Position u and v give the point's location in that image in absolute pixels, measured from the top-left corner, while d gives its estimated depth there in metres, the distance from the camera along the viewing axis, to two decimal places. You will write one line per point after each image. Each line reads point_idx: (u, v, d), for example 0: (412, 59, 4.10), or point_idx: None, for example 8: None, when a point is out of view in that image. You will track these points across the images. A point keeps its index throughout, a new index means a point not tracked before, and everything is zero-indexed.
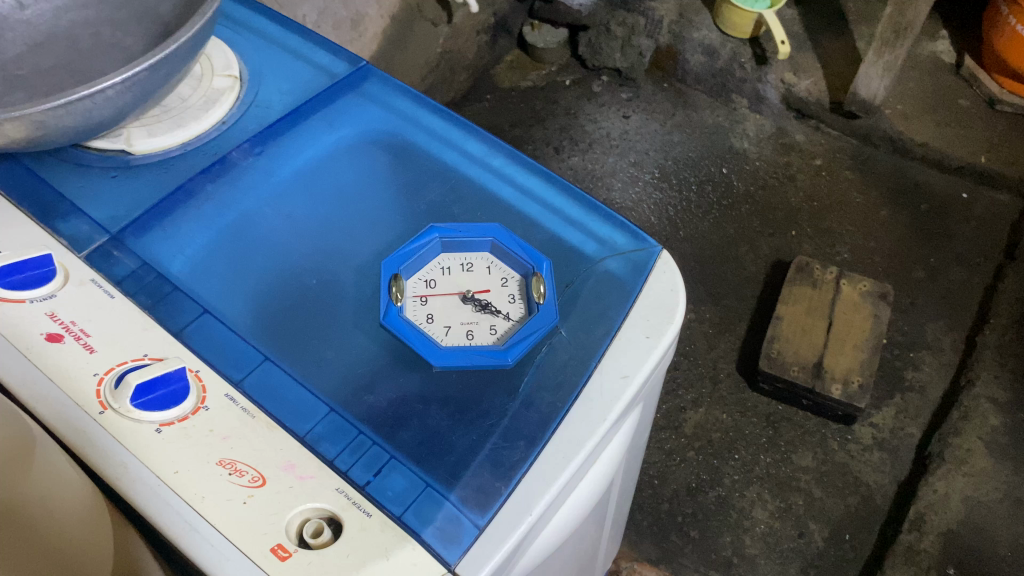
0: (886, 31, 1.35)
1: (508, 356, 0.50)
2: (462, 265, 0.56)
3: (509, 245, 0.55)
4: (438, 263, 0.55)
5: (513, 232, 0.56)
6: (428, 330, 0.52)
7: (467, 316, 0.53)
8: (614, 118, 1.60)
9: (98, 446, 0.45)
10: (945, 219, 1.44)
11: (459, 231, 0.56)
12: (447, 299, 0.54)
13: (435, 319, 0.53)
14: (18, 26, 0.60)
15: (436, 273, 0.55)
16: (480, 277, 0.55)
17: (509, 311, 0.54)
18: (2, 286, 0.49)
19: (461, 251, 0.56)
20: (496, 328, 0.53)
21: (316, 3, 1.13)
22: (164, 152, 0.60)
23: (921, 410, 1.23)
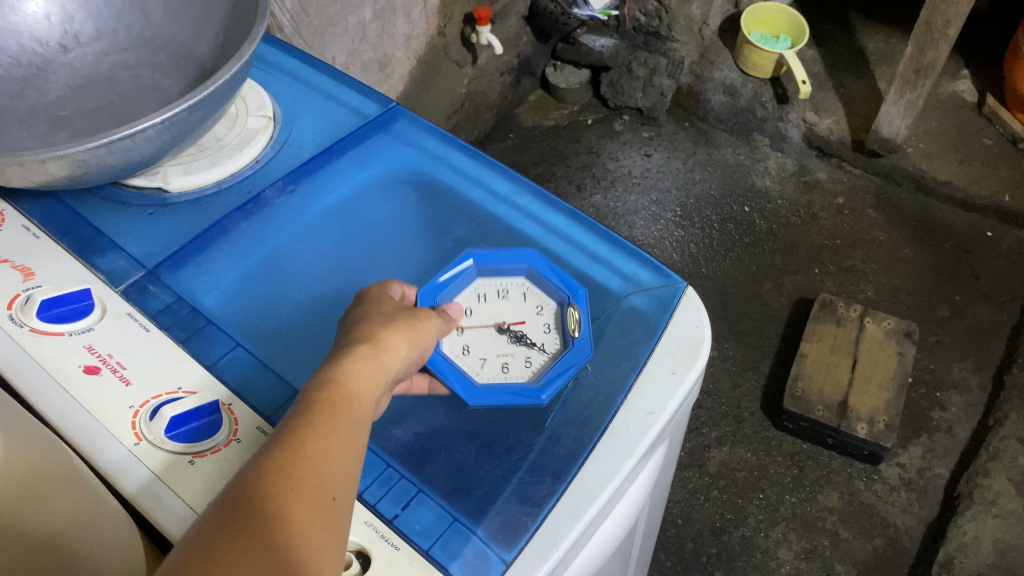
0: (907, 70, 1.36)
1: (543, 394, 0.50)
2: (498, 292, 0.56)
3: (544, 272, 0.55)
4: (474, 289, 0.55)
5: (548, 259, 0.56)
6: (463, 363, 0.52)
7: (502, 348, 0.53)
8: (635, 156, 1.62)
9: (136, 477, 0.45)
10: (970, 258, 1.43)
11: (496, 258, 0.55)
12: (481, 328, 0.54)
13: (470, 350, 0.53)
14: (61, 68, 0.62)
15: (472, 299, 0.55)
16: (516, 306, 0.55)
17: (544, 342, 0.54)
18: (46, 318, 0.51)
19: (496, 277, 0.56)
20: (530, 362, 0.53)
21: (345, 45, 1.16)
22: (199, 190, 0.62)
23: (949, 450, 1.22)
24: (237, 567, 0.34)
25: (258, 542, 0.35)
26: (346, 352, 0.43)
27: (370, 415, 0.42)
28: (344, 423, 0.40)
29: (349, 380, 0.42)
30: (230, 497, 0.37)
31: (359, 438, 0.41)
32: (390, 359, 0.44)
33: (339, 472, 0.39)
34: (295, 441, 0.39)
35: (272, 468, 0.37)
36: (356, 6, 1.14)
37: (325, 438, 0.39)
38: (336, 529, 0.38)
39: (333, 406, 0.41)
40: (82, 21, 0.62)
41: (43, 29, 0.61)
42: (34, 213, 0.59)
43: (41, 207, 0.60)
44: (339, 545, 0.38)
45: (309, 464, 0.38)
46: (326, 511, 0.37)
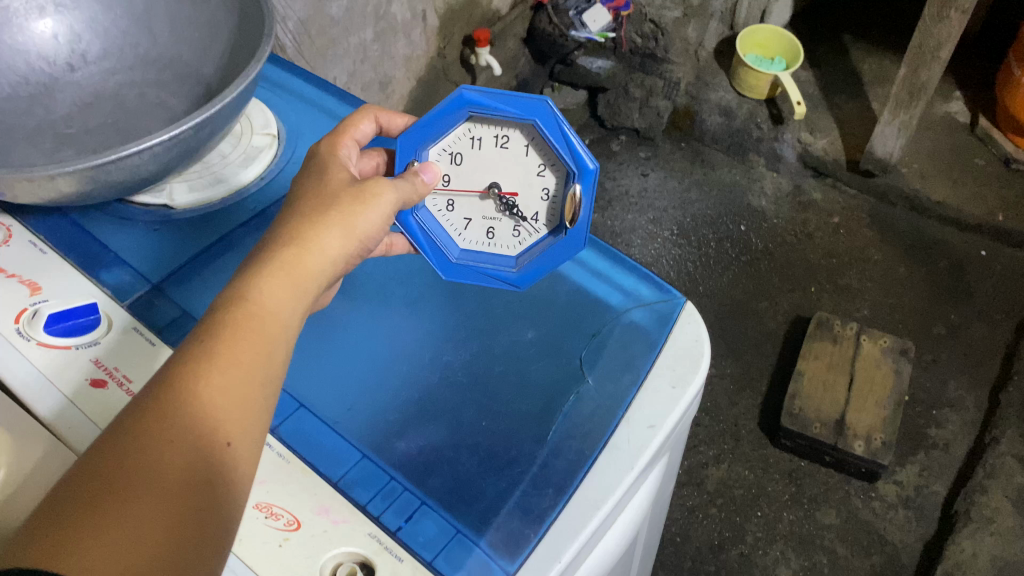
0: (901, 91, 1.38)
1: (521, 283, 0.55)
2: (496, 138, 0.50)
3: (551, 137, 0.49)
4: (466, 132, 0.50)
5: (558, 113, 0.49)
6: (446, 222, 0.54)
7: (491, 212, 0.53)
8: (633, 176, 1.63)
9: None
10: (964, 276, 1.44)
11: (493, 105, 0.48)
12: (471, 186, 0.52)
13: (456, 206, 0.54)
14: (67, 87, 0.63)
15: (465, 144, 0.51)
16: (513, 158, 0.51)
17: (537, 213, 0.53)
18: (53, 332, 0.51)
19: (494, 123, 0.50)
20: (519, 231, 0.54)
21: (346, 66, 1.17)
22: (205, 207, 0.63)
23: (946, 467, 1.22)
24: (142, 472, 0.35)
25: (166, 452, 0.36)
26: (264, 262, 0.44)
27: (287, 326, 0.43)
28: (258, 334, 0.41)
29: (263, 295, 0.42)
30: (137, 405, 0.37)
31: (270, 342, 0.41)
32: (313, 266, 0.45)
33: (250, 383, 0.40)
34: (208, 350, 0.39)
35: (181, 377, 0.38)
36: (358, 27, 1.15)
37: (238, 349, 0.40)
38: (247, 438, 0.39)
39: (246, 318, 0.41)
40: (89, 40, 0.63)
41: (50, 48, 0.61)
42: (41, 228, 0.60)
43: (48, 223, 0.60)
44: (249, 454, 0.39)
45: (221, 374, 0.39)
46: (236, 420, 0.38)
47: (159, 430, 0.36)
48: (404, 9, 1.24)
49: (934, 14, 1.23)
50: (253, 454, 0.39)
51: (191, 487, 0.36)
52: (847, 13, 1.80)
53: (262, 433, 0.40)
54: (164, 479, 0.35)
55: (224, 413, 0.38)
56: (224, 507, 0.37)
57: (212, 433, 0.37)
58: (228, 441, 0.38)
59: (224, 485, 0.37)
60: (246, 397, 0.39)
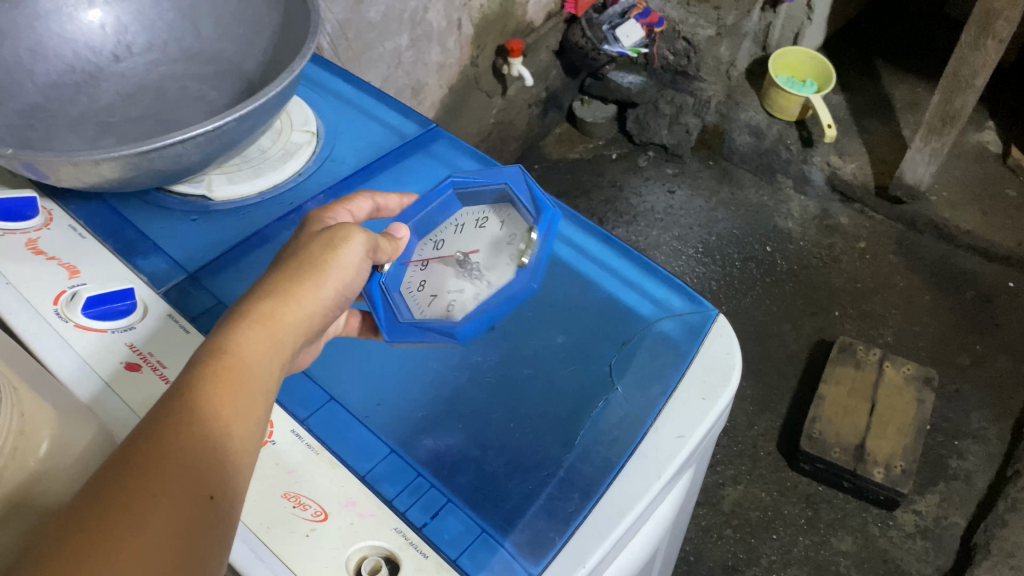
0: (934, 119, 1.37)
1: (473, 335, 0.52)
2: (477, 221, 0.56)
3: (520, 192, 0.54)
4: (451, 220, 0.57)
5: (531, 179, 0.55)
6: (411, 299, 0.53)
7: (456, 283, 0.54)
8: (659, 193, 1.63)
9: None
10: (991, 307, 1.43)
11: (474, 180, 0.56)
12: (444, 259, 0.55)
13: (425, 286, 0.54)
14: (112, 77, 0.64)
15: (450, 230, 0.57)
16: (485, 231, 0.56)
17: (497, 276, 0.54)
18: (90, 314, 0.52)
19: (475, 204, 0.57)
20: (479, 296, 0.53)
21: (381, 70, 1.19)
22: (243, 200, 0.64)
23: (966, 499, 1.20)
24: (125, 530, 0.31)
25: (148, 509, 0.32)
26: (242, 315, 0.42)
27: (269, 380, 0.41)
28: (237, 388, 0.39)
29: (243, 346, 0.40)
30: (111, 460, 0.34)
31: (251, 394, 0.39)
32: (296, 320, 0.43)
33: (230, 440, 0.37)
34: (188, 403, 0.37)
35: (158, 430, 0.35)
36: (394, 33, 1.16)
37: (217, 402, 0.38)
38: (227, 497, 0.36)
39: (225, 371, 0.39)
40: (136, 31, 0.64)
41: (98, 38, 0.63)
42: (81, 215, 0.60)
43: (88, 208, 0.61)
44: (231, 515, 0.36)
45: (200, 428, 0.36)
46: (216, 476, 0.36)
47: (139, 484, 0.33)
48: (440, 16, 1.25)
49: (970, 42, 1.23)
50: (235, 515, 0.36)
51: (176, 546, 0.32)
52: (881, 39, 1.80)
53: (243, 493, 0.37)
54: (146, 538, 0.32)
55: (205, 469, 0.35)
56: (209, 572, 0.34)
57: (194, 488, 0.34)
58: (211, 495, 0.35)
59: (207, 547, 0.34)
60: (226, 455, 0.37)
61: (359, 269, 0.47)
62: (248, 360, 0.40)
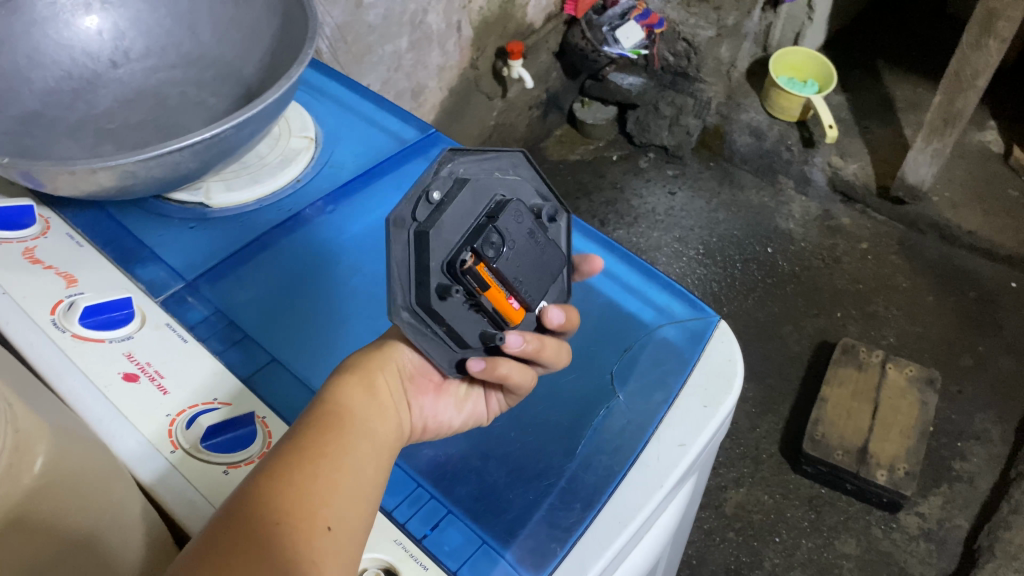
0: (935, 119, 1.36)
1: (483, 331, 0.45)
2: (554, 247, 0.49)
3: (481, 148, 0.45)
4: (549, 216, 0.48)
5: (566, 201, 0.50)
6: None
7: None
8: (660, 194, 1.63)
9: (171, 484, 0.45)
10: (994, 308, 1.42)
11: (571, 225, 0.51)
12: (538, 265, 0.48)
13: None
14: (111, 83, 0.63)
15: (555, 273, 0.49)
16: None
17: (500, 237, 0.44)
18: (88, 324, 0.51)
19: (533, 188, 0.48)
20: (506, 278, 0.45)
21: (380, 73, 1.18)
22: (240, 207, 0.63)
23: (970, 501, 1.20)
24: (246, 560, 0.35)
25: (263, 540, 0.36)
26: (340, 371, 0.46)
27: (375, 421, 0.44)
28: (344, 431, 0.42)
29: (343, 397, 0.44)
30: (233, 502, 0.38)
31: (356, 437, 0.42)
32: (391, 370, 0.46)
33: (343, 476, 0.40)
34: (298, 449, 0.40)
35: (272, 473, 0.39)
36: (393, 35, 1.16)
37: (327, 444, 0.41)
38: (347, 526, 0.39)
39: (332, 418, 0.42)
40: (133, 38, 0.64)
41: (95, 45, 0.62)
42: (78, 223, 0.60)
43: (85, 217, 0.61)
44: (353, 545, 0.39)
45: (311, 469, 0.39)
46: (333, 508, 0.39)
47: (255, 520, 0.36)
48: (440, 19, 1.24)
49: (972, 42, 1.22)
50: (356, 543, 0.39)
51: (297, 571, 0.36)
52: (881, 38, 1.79)
53: (364, 522, 0.40)
54: (269, 566, 0.35)
55: (319, 503, 0.38)
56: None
57: (305, 522, 0.37)
58: (328, 526, 0.38)
59: (329, 572, 0.37)
60: (341, 489, 0.40)
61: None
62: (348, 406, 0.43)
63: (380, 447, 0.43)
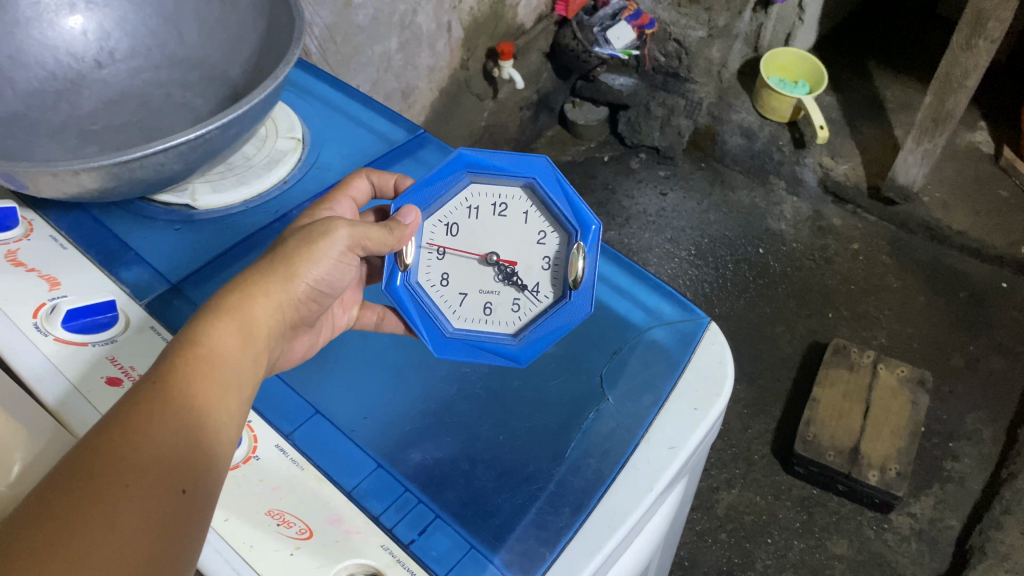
0: (926, 119, 1.36)
1: (523, 358, 0.51)
2: (494, 205, 0.50)
3: (552, 194, 0.49)
4: (465, 197, 0.50)
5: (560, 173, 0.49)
6: (439, 298, 0.52)
7: (487, 284, 0.51)
8: (651, 195, 1.62)
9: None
10: (984, 308, 1.42)
11: (494, 164, 0.49)
12: (470, 252, 0.51)
13: (450, 282, 0.52)
14: (94, 84, 0.62)
15: (462, 213, 0.51)
16: (512, 224, 0.50)
17: (538, 283, 0.51)
18: (70, 328, 0.51)
19: (493, 185, 0.50)
20: (518, 303, 0.51)
21: (370, 74, 1.18)
22: (227, 209, 0.63)
23: (960, 502, 1.20)
24: (100, 518, 0.34)
25: (127, 493, 0.35)
26: (211, 312, 0.44)
27: (239, 375, 0.43)
28: (209, 383, 0.41)
29: (217, 341, 0.43)
30: (85, 449, 0.36)
31: (222, 389, 0.42)
32: (268, 310, 0.46)
33: (201, 434, 0.39)
34: (164, 392, 0.39)
35: (130, 421, 0.37)
36: (383, 37, 1.15)
37: (194, 393, 0.40)
38: (200, 488, 0.38)
39: (198, 365, 0.41)
40: (119, 38, 0.63)
41: (80, 45, 0.61)
42: (63, 225, 0.59)
43: (68, 219, 0.60)
44: (205, 502, 0.39)
45: (170, 420, 0.38)
46: (189, 469, 0.38)
47: (112, 474, 0.35)
48: (430, 19, 1.24)
49: (962, 43, 1.22)
50: (207, 506, 0.39)
51: (152, 533, 0.35)
52: (872, 40, 1.79)
53: (215, 480, 0.40)
54: (129, 522, 0.34)
55: (178, 462, 0.38)
56: (184, 557, 0.36)
57: (170, 477, 0.37)
58: (183, 488, 0.37)
59: (182, 536, 0.36)
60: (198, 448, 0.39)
61: (335, 269, 0.49)
62: (218, 353, 0.42)
63: (239, 405, 0.42)
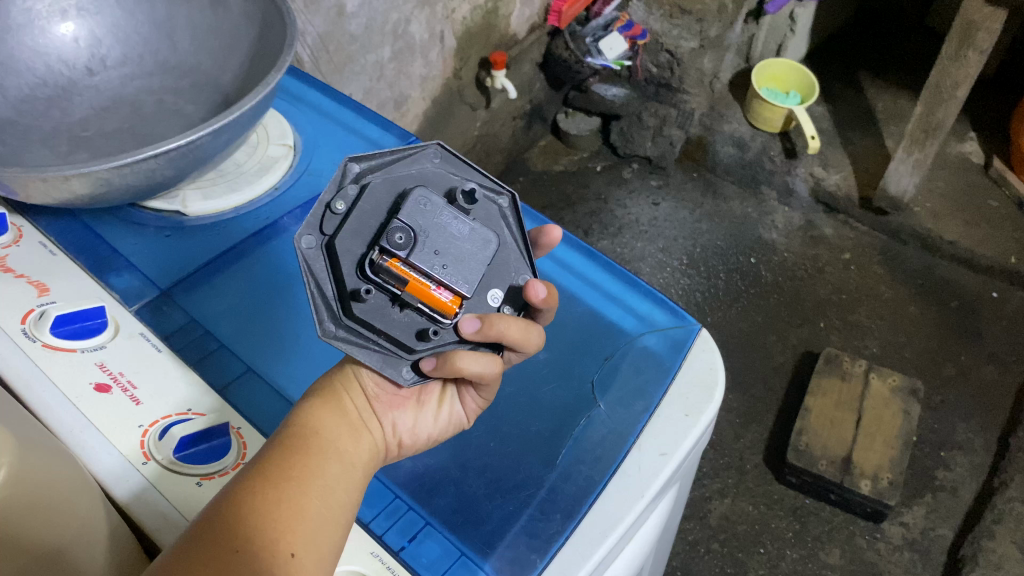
0: (917, 130, 1.37)
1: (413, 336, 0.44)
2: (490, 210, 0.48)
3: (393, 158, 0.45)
4: None
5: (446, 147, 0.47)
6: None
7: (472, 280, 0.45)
8: (643, 205, 1.63)
9: (144, 495, 0.45)
10: (975, 318, 1.43)
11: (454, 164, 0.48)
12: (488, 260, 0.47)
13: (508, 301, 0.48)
14: (86, 91, 0.62)
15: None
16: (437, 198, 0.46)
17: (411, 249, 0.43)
18: (58, 333, 0.50)
19: None
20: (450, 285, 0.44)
21: (363, 82, 1.18)
22: (218, 215, 0.63)
23: (953, 511, 1.20)
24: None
25: (236, 558, 0.37)
26: (306, 403, 0.46)
27: (340, 447, 0.44)
28: (309, 456, 0.43)
29: (313, 423, 0.45)
30: (199, 523, 0.38)
31: (326, 460, 0.43)
32: (356, 394, 0.48)
33: (306, 502, 0.41)
34: (265, 470, 0.41)
35: (233, 494, 0.40)
36: (376, 45, 1.16)
37: (292, 467, 0.42)
38: (316, 552, 0.39)
39: (297, 444, 0.43)
40: (110, 45, 0.63)
41: (71, 52, 0.61)
42: (52, 232, 0.59)
43: (58, 225, 0.60)
44: (322, 566, 0.39)
45: (274, 492, 0.40)
46: (294, 531, 0.39)
47: (224, 543, 0.37)
48: (423, 28, 1.24)
49: (951, 54, 1.23)
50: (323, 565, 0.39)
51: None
52: (861, 51, 1.81)
53: (334, 546, 0.40)
54: None
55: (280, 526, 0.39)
56: None
57: (275, 544, 0.38)
58: (292, 551, 0.39)
59: None
60: (308, 512, 0.40)
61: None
62: (316, 431, 0.44)
63: (350, 473, 0.44)
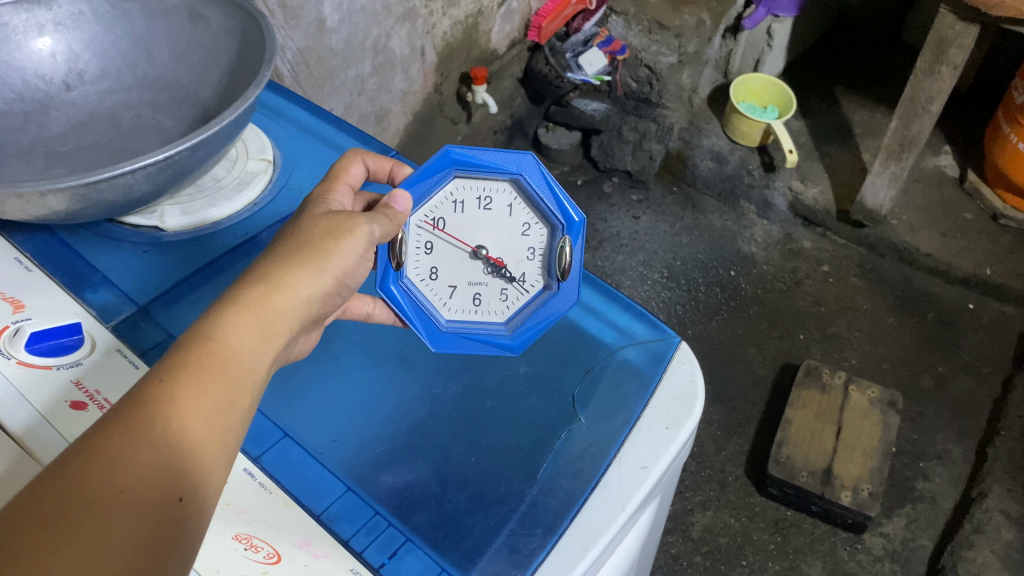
0: (892, 143, 1.38)
1: None
2: (479, 200, 0.51)
3: None
4: (449, 194, 0.51)
5: (544, 168, 0.51)
6: (429, 291, 0.53)
7: (475, 276, 0.53)
8: (624, 218, 1.64)
9: (41, 433, 0.48)
10: (952, 329, 1.44)
11: (482, 161, 0.50)
12: (460, 240, 0.52)
13: (439, 275, 0.53)
14: (63, 106, 0.61)
15: (447, 208, 0.51)
16: None
17: None
18: (33, 350, 0.50)
19: (477, 181, 0.51)
20: (505, 292, 0.54)
21: (344, 97, 1.18)
22: (197, 230, 0.62)
23: (932, 522, 1.21)
24: (86, 524, 0.34)
25: (116, 501, 0.35)
26: (231, 301, 0.43)
27: (253, 373, 0.42)
28: (224, 383, 0.40)
29: (231, 335, 0.42)
30: (84, 445, 0.36)
31: (235, 386, 0.41)
32: (287, 301, 0.44)
33: (207, 436, 0.39)
34: (170, 388, 0.38)
35: (131, 417, 0.37)
36: (356, 60, 1.16)
37: (200, 389, 0.39)
38: (200, 498, 0.38)
39: (210, 359, 0.40)
40: (87, 59, 0.62)
41: (48, 67, 0.60)
42: (27, 247, 0.58)
43: (35, 240, 0.59)
44: (202, 510, 0.38)
45: (174, 423, 0.38)
46: (188, 472, 0.38)
47: (107, 481, 0.35)
48: (404, 43, 1.24)
49: (925, 69, 1.24)
50: (204, 511, 0.38)
51: (138, 542, 0.35)
52: (838, 66, 1.83)
53: (217, 488, 0.39)
54: (119, 530, 0.34)
55: (174, 466, 0.37)
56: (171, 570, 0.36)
57: (166, 485, 0.37)
58: (181, 495, 0.37)
59: (172, 545, 0.36)
60: (204, 451, 0.38)
61: (356, 265, 0.47)
62: (235, 348, 0.41)
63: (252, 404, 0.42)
